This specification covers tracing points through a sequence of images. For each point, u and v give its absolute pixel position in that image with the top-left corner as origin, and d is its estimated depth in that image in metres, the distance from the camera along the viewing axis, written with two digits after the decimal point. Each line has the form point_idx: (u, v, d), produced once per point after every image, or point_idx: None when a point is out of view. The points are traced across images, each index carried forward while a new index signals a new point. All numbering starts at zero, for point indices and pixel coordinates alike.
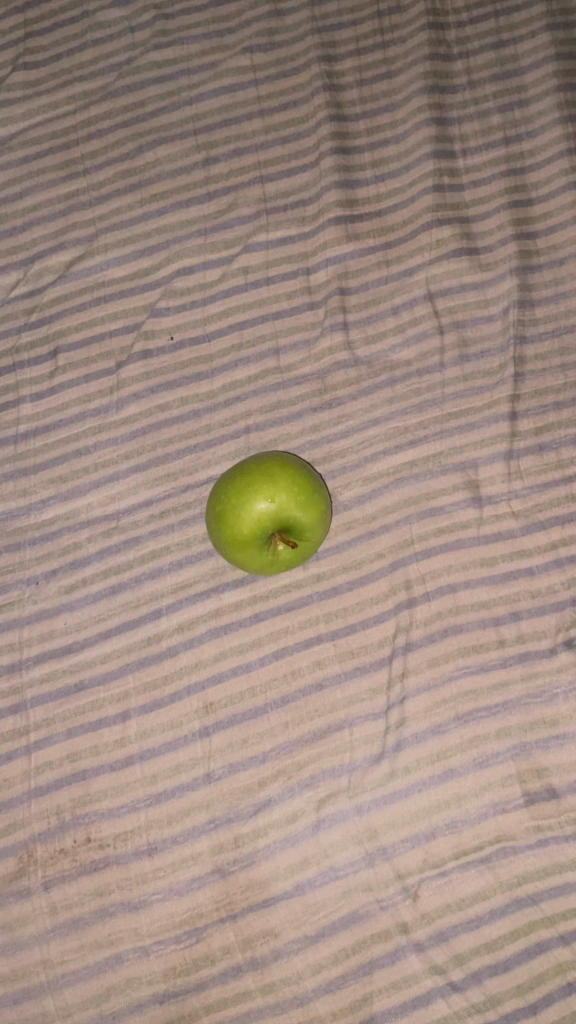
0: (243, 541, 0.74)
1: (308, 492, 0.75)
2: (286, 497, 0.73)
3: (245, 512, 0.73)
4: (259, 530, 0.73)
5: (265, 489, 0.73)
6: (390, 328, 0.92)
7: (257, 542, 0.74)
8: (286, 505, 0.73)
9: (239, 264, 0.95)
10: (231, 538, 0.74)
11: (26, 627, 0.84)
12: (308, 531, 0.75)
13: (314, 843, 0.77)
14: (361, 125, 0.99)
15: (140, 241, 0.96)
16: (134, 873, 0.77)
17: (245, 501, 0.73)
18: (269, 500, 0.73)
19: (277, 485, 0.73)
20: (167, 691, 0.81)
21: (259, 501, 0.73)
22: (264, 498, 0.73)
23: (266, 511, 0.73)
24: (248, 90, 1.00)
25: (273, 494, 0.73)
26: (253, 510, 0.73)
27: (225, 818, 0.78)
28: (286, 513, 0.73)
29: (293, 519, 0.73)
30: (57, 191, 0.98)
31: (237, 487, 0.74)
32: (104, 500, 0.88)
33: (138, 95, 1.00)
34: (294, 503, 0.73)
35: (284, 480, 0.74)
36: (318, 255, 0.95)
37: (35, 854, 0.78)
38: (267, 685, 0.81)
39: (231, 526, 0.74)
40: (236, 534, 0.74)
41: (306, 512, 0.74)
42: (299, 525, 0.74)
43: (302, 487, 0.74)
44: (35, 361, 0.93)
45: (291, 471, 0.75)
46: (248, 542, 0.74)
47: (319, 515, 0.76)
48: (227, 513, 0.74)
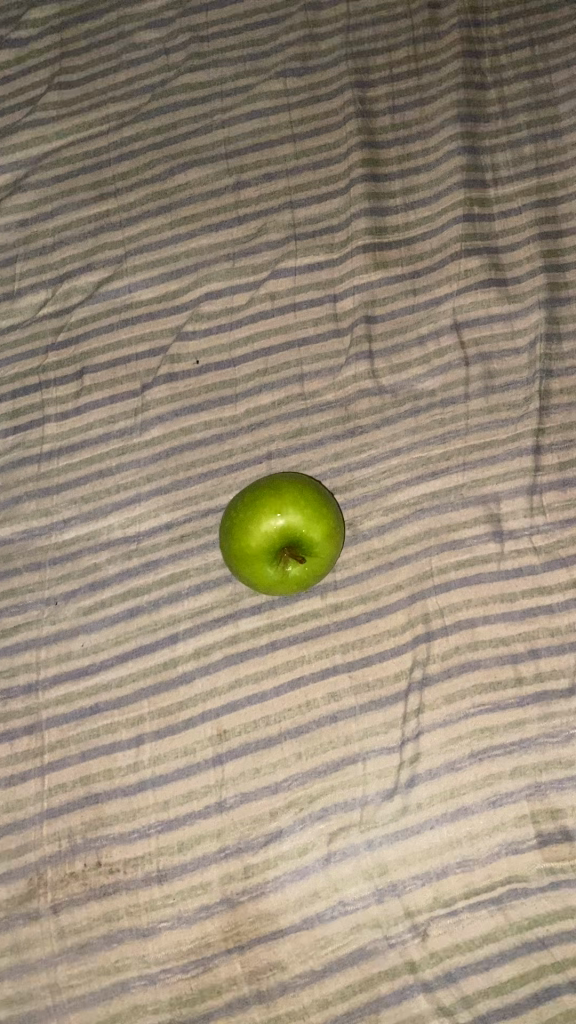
0: (253, 559, 0.75)
1: (317, 507, 0.74)
2: (294, 511, 0.73)
3: (253, 528, 0.73)
4: (267, 544, 0.73)
5: (273, 504, 0.74)
6: (416, 358, 0.92)
7: (267, 558, 0.74)
8: (294, 519, 0.73)
9: (266, 290, 0.95)
10: (241, 555, 0.75)
11: (43, 647, 0.84)
12: (318, 548, 0.75)
13: (324, 877, 0.77)
14: (393, 151, 0.99)
15: (169, 263, 0.96)
16: (142, 900, 0.77)
17: (253, 516, 0.74)
18: (276, 516, 0.73)
19: (285, 500, 0.74)
20: (181, 717, 0.81)
21: (266, 515, 0.73)
22: (271, 513, 0.73)
23: (273, 524, 0.73)
24: (280, 115, 1.00)
25: (280, 507, 0.73)
26: (261, 524, 0.73)
27: (236, 847, 0.78)
28: (294, 527, 0.73)
29: (301, 535, 0.73)
30: (88, 211, 0.98)
31: (246, 503, 0.75)
32: (125, 521, 0.88)
33: (170, 117, 1.01)
34: (301, 517, 0.73)
35: (293, 496, 0.74)
36: (346, 283, 0.95)
37: (45, 876, 0.78)
38: (282, 715, 0.81)
39: (240, 542, 0.74)
40: (245, 550, 0.74)
41: (315, 527, 0.74)
42: (308, 541, 0.74)
43: (310, 502, 0.74)
44: (61, 380, 0.93)
45: (300, 487, 0.75)
46: (258, 559, 0.74)
47: (330, 531, 0.75)
48: (236, 529, 0.75)
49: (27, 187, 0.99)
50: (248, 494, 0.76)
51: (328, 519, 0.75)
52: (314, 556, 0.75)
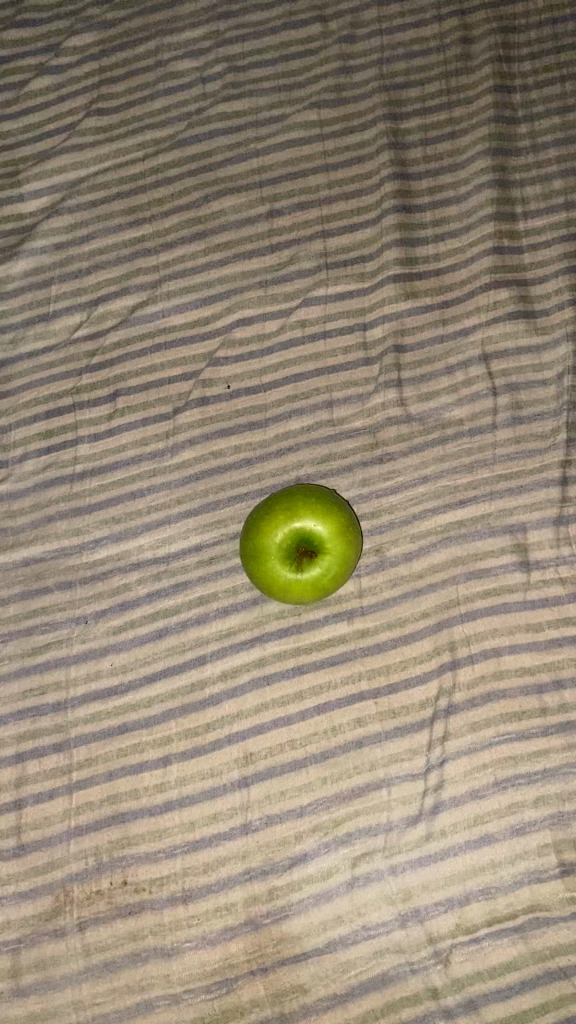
0: (268, 562, 0.78)
1: (330, 510, 0.78)
2: (304, 510, 0.77)
3: (267, 530, 0.77)
4: (280, 544, 0.77)
5: (286, 507, 0.78)
6: (444, 388, 0.93)
7: (282, 561, 0.77)
8: (304, 517, 0.77)
9: (297, 318, 0.96)
10: (257, 559, 0.78)
11: (73, 666, 0.85)
12: (331, 551, 0.77)
13: (348, 901, 0.78)
14: (424, 183, 1.00)
15: (202, 288, 0.98)
16: (167, 919, 0.78)
17: (265, 521, 0.78)
18: (289, 519, 0.77)
19: (296, 502, 0.78)
20: (208, 738, 0.82)
21: (279, 518, 0.77)
22: (283, 515, 0.77)
23: (285, 527, 0.76)
24: (314, 145, 1.02)
25: (292, 511, 0.77)
26: (275, 526, 0.77)
27: (260, 869, 0.78)
28: (304, 525, 0.76)
29: (314, 537, 0.76)
30: (124, 236, 1.00)
31: (260, 511, 0.79)
32: (155, 543, 0.89)
33: (206, 145, 1.03)
34: (313, 520, 0.76)
35: (306, 501, 0.78)
36: (376, 312, 0.96)
37: (72, 894, 0.79)
38: (307, 739, 0.82)
39: (257, 548, 0.78)
40: (262, 555, 0.77)
41: (326, 525, 0.77)
42: (320, 543, 0.77)
43: (320, 502, 0.77)
44: (95, 402, 0.95)
45: (311, 491, 0.79)
46: (275, 563, 0.77)
47: (344, 531, 0.78)
48: (253, 537, 0.78)
49: (64, 211, 1.01)
50: (264, 504, 0.80)
51: (339, 517, 0.78)
52: (329, 556, 0.77)
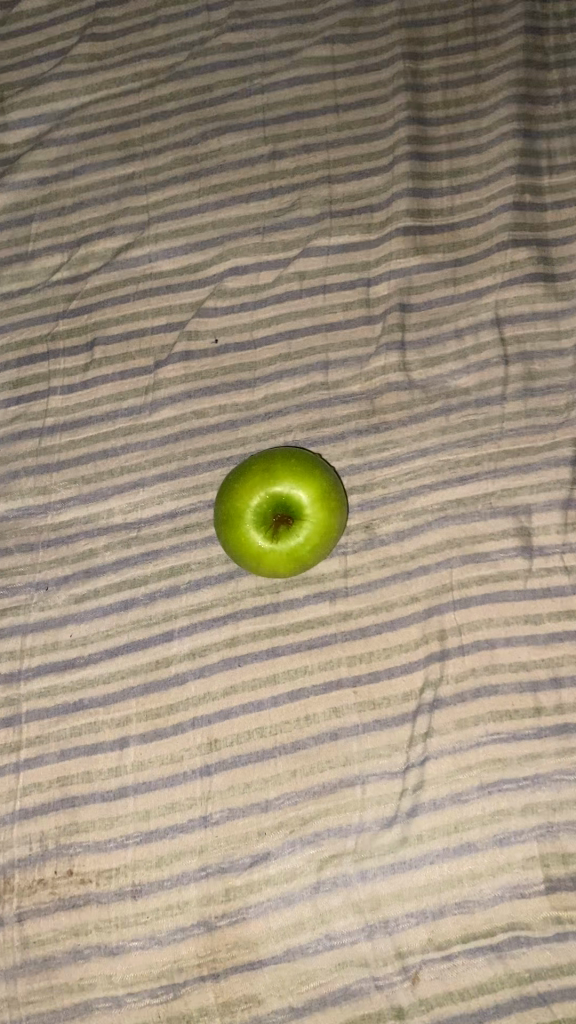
0: (241, 527, 0.73)
1: (311, 474, 0.73)
2: (283, 474, 0.72)
3: (242, 493, 0.72)
4: (256, 508, 0.72)
5: (264, 469, 0.73)
6: (451, 352, 0.85)
7: (256, 527, 0.72)
8: (282, 478, 0.72)
9: (295, 269, 0.88)
10: (230, 524, 0.73)
11: (29, 635, 0.79)
12: (310, 518, 0.72)
13: (311, 907, 0.71)
14: (442, 130, 0.92)
15: (194, 233, 0.90)
16: (114, 915, 0.71)
17: (242, 483, 0.73)
18: (265, 481, 0.72)
19: (276, 464, 0.73)
20: (170, 721, 0.75)
21: (256, 481, 0.72)
22: (260, 477, 0.72)
23: (261, 490, 0.72)
24: (325, 84, 0.93)
25: (270, 473, 0.72)
26: (250, 489, 0.72)
27: (218, 867, 0.72)
28: (282, 487, 0.71)
29: (291, 501, 0.71)
30: (112, 172, 0.92)
31: (238, 474, 0.74)
32: (126, 507, 0.82)
33: (207, 79, 0.94)
34: (291, 483, 0.72)
35: (286, 463, 0.73)
36: (382, 267, 0.88)
37: (12, 882, 0.72)
38: (278, 728, 0.75)
39: (231, 513, 0.73)
40: (236, 519, 0.73)
41: (306, 490, 0.72)
42: (298, 508, 0.71)
43: (301, 465, 0.73)
44: (71, 351, 0.88)
45: (293, 454, 0.74)
46: (249, 528, 0.72)
47: (326, 497, 0.73)
48: (228, 500, 0.74)
49: (49, 143, 0.93)
50: (243, 468, 0.75)
51: (320, 482, 0.72)
52: (309, 524, 0.72)
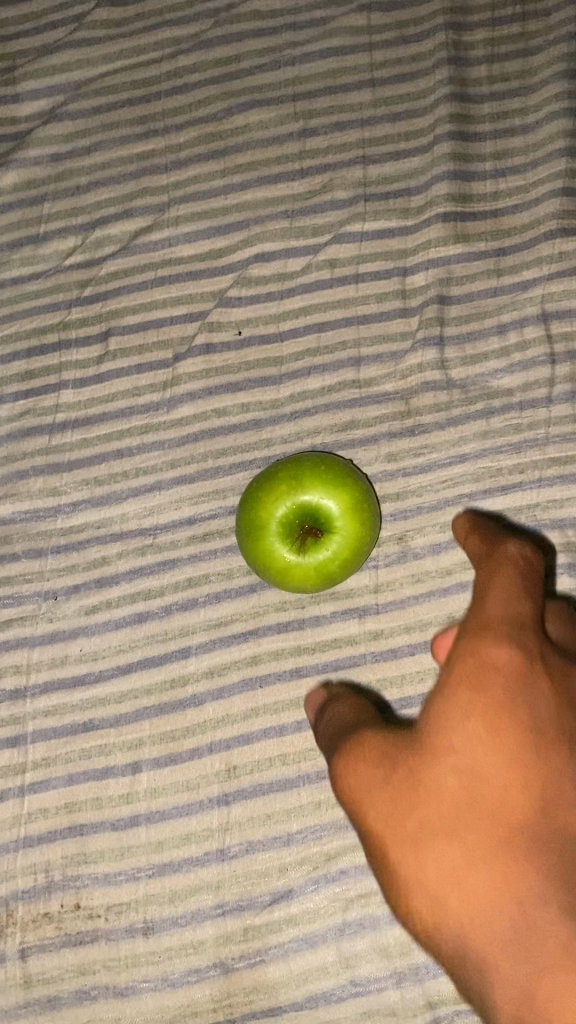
0: (265, 540, 0.67)
1: (341, 483, 0.67)
2: (311, 481, 0.67)
3: (267, 502, 0.67)
4: (282, 519, 0.66)
5: (290, 476, 0.67)
6: (493, 349, 0.79)
7: (282, 540, 0.66)
8: (311, 487, 0.66)
9: (326, 256, 0.82)
10: (252, 535, 0.67)
11: (36, 649, 0.74)
12: (341, 530, 0.66)
13: (335, 951, 0.66)
14: (486, 107, 0.85)
15: (217, 216, 0.84)
16: (123, 954, 0.67)
17: (266, 492, 0.67)
18: (292, 489, 0.66)
19: (304, 471, 0.67)
20: (186, 746, 0.70)
21: (281, 489, 0.67)
22: (286, 485, 0.67)
23: (287, 499, 0.66)
24: (360, 55, 0.86)
25: (297, 480, 0.67)
26: (275, 498, 0.67)
27: (236, 904, 0.67)
28: (312, 497, 0.66)
29: (320, 511, 0.66)
30: (130, 149, 0.86)
31: (261, 482, 0.69)
32: (141, 511, 0.77)
33: (233, 49, 0.87)
34: (321, 492, 0.66)
35: (314, 470, 0.67)
36: (419, 255, 0.81)
37: (15, 915, 0.68)
38: (302, 756, 0.69)
39: (254, 524, 0.67)
40: (260, 531, 0.67)
41: (337, 499, 0.66)
42: (328, 520, 0.66)
43: (331, 472, 0.67)
44: (84, 341, 0.82)
45: (320, 461, 0.69)
46: (274, 541, 0.67)
47: (358, 508, 0.67)
48: (250, 510, 0.68)
49: (63, 116, 0.87)
50: (265, 475, 0.70)
51: (352, 491, 0.67)
52: (339, 537, 0.67)
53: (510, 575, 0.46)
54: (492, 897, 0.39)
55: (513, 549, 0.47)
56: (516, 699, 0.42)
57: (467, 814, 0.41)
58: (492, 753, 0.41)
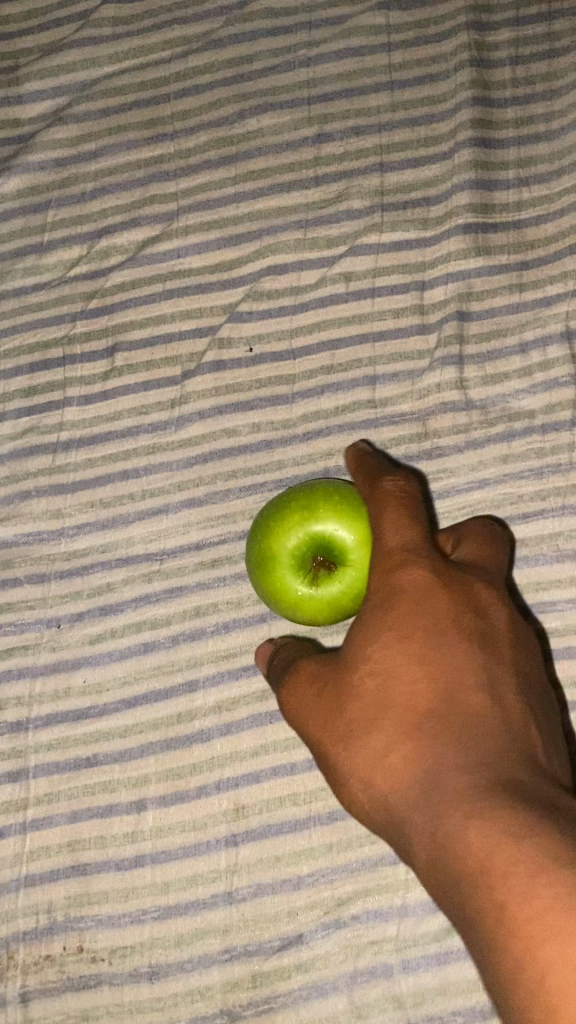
0: (276, 570, 0.64)
1: (356, 512, 0.64)
2: (325, 511, 0.64)
3: (278, 531, 0.64)
4: (294, 548, 0.63)
5: (303, 504, 0.65)
6: (515, 368, 0.76)
7: (293, 571, 0.64)
8: (325, 516, 0.63)
9: (341, 269, 0.79)
10: (263, 565, 0.65)
11: (38, 679, 0.71)
12: (355, 562, 0.63)
13: (347, 1000, 0.64)
14: (510, 112, 0.81)
15: (227, 226, 0.80)
16: (128, 1000, 0.65)
17: (278, 519, 0.64)
18: (305, 518, 0.64)
19: (317, 498, 0.65)
20: (193, 783, 0.68)
21: (293, 517, 0.64)
22: (299, 513, 0.64)
23: (299, 528, 0.63)
24: (378, 56, 0.82)
25: (311, 509, 0.64)
26: (287, 527, 0.64)
27: (244, 949, 0.65)
28: (326, 527, 0.63)
29: (334, 541, 0.63)
30: (138, 154, 0.82)
31: (274, 507, 0.66)
32: (148, 536, 0.74)
33: (246, 49, 0.83)
34: (334, 521, 0.63)
35: (328, 498, 0.64)
36: (438, 268, 0.78)
37: (16, 957, 0.66)
38: (313, 795, 0.67)
39: (265, 553, 0.65)
40: (271, 562, 0.64)
41: (351, 530, 0.63)
42: (341, 550, 0.63)
43: (346, 500, 0.64)
44: (89, 356, 0.79)
45: (336, 488, 0.66)
46: (285, 572, 0.64)
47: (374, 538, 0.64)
48: (261, 539, 0.65)
49: (69, 119, 0.83)
50: (278, 502, 0.67)
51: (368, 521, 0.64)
52: (354, 569, 0.63)
53: (393, 511, 0.56)
54: (402, 765, 0.48)
55: (392, 482, 0.58)
56: (411, 604, 0.51)
57: (382, 707, 0.50)
58: (396, 655, 0.50)
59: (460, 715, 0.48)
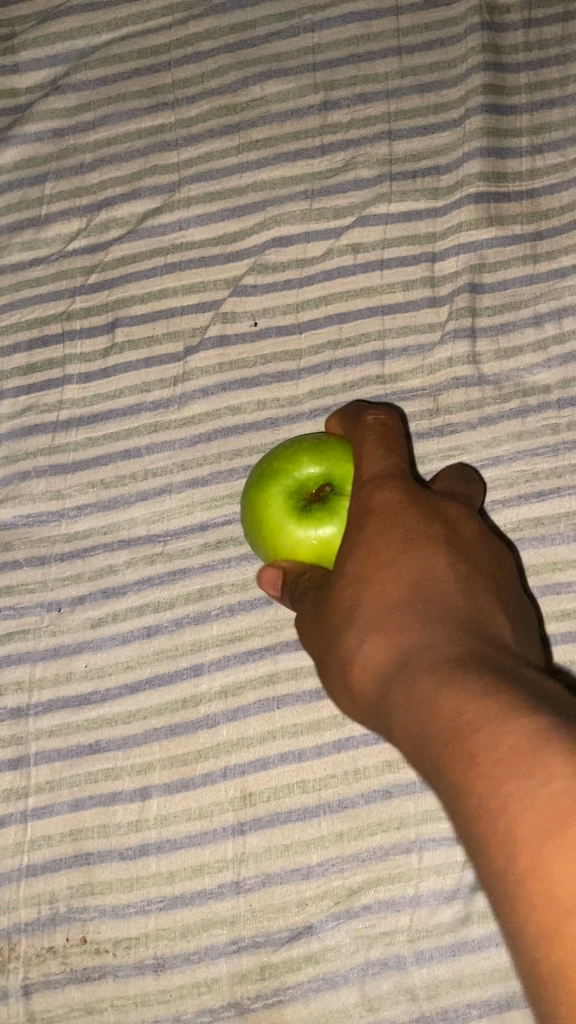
0: (265, 506, 0.60)
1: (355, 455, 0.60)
2: (322, 451, 0.60)
3: (274, 467, 0.60)
4: (287, 482, 0.59)
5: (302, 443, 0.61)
6: (529, 342, 0.73)
7: (283, 508, 0.59)
8: (322, 454, 0.60)
9: (348, 240, 0.76)
10: (254, 501, 0.61)
11: (39, 664, 0.69)
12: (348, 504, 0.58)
13: (358, 992, 0.62)
14: (523, 77, 0.78)
15: (231, 197, 0.78)
16: (132, 992, 0.63)
17: (274, 457, 0.61)
18: (302, 455, 0.60)
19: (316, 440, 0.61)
20: (199, 770, 0.66)
21: (290, 455, 0.60)
22: (295, 451, 0.60)
23: (294, 465, 0.59)
24: (386, 20, 0.79)
25: (309, 448, 0.60)
26: (283, 463, 0.60)
27: (252, 941, 0.63)
28: (320, 465, 0.59)
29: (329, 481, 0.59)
30: (138, 124, 0.80)
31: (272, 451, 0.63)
32: (150, 517, 0.72)
33: (248, 14, 0.81)
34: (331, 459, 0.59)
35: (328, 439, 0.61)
36: (449, 239, 0.75)
37: (18, 948, 0.64)
38: (322, 783, 0.65)
39: (257, 490, 0.61)
40: (262, 496, 0.60)
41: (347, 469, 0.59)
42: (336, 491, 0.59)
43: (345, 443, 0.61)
44: (89, 332, 0.77)
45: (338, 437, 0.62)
46: (274, 507, 0.59)
47: None
48: (256, 477, 0.62)
49: (66, 88, 0.81)
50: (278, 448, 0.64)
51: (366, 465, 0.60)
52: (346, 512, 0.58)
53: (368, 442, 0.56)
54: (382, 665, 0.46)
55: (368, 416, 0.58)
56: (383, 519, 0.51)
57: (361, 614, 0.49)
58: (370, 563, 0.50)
59: (432, 610, 0.47)
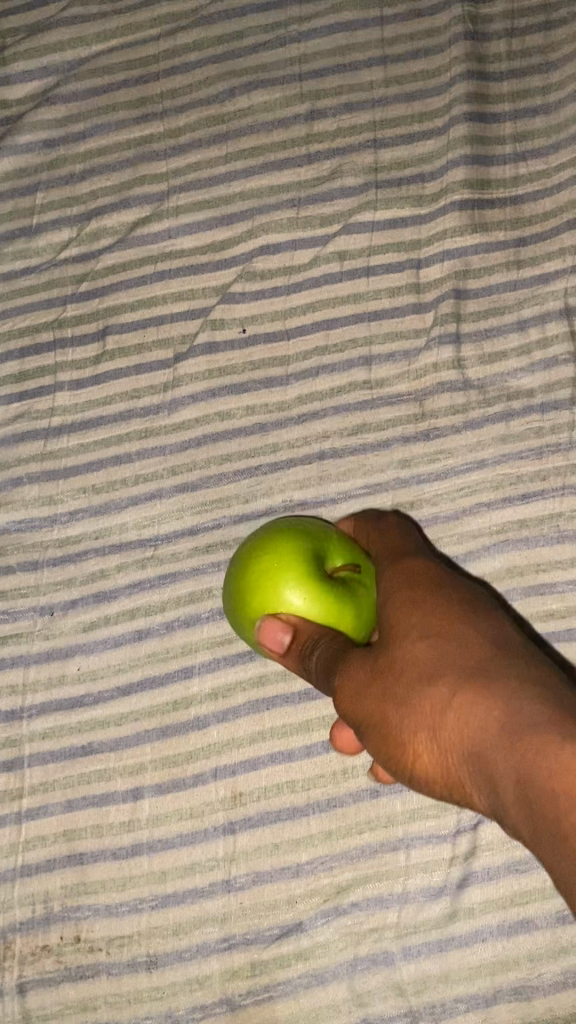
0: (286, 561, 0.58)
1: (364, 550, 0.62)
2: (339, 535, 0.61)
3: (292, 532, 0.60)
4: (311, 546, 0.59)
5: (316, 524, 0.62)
6: (513, 346, 0.74)
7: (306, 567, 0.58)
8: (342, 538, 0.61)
9: (335, 248, 0.77)
10: (272, 555, 0.58)
11: (32, 667, 0.70)
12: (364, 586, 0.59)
13: (347, 988, 0.63)
14: (506, 85, 0.79)
15: (219, 206, 0.79)
16: (126, 989, 0.64)
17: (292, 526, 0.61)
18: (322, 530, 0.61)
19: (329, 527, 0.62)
20: (190, 770, 0.67)
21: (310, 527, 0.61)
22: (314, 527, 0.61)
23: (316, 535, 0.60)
24: (371, 31, 0.81)
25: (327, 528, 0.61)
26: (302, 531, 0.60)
27: (243, 938, 0.64)
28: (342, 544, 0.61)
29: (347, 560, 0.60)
30: (128, 134, 0.81)
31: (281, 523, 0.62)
32: (141, 521, 0.73)
33: (235, 25, 0.82)
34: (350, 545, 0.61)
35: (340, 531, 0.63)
36: (434, 246, 0.77)
37: (13, 947, 0.65)
38: (311, 782, 0.66)
39: (274, 548, 0.59)
40: (282, 552, 0.58)
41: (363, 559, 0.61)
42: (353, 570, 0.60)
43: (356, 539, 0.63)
44: (80, 340, 0.78)
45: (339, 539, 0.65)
46: (297, 564, 0.58)
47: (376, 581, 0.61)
48: (269, 538, 0.60)
49: (56, 99, 0.82)
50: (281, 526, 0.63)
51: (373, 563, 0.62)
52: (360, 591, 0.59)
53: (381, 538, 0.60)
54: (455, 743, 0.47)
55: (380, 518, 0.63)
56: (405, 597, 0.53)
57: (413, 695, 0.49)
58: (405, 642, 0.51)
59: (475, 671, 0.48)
